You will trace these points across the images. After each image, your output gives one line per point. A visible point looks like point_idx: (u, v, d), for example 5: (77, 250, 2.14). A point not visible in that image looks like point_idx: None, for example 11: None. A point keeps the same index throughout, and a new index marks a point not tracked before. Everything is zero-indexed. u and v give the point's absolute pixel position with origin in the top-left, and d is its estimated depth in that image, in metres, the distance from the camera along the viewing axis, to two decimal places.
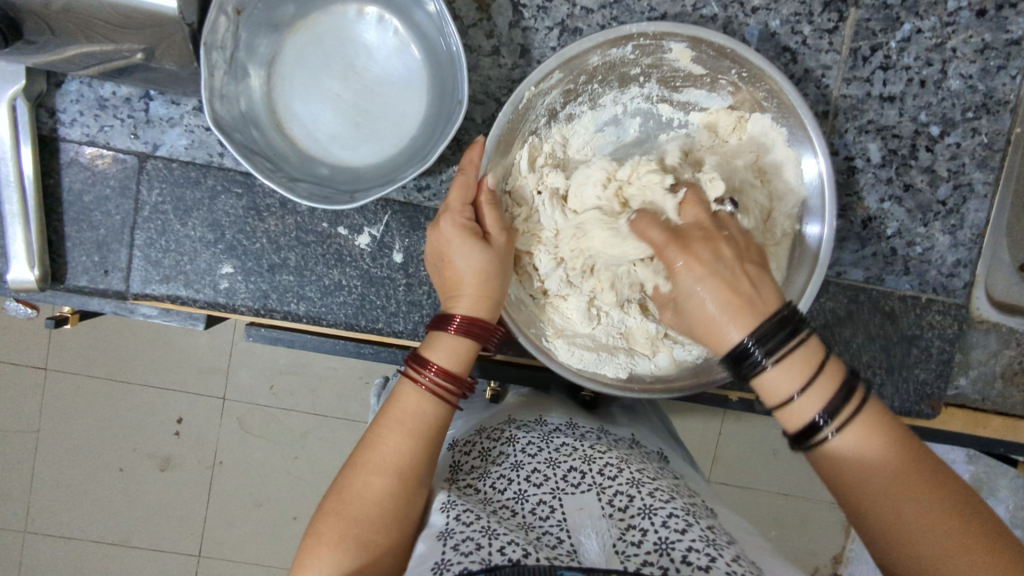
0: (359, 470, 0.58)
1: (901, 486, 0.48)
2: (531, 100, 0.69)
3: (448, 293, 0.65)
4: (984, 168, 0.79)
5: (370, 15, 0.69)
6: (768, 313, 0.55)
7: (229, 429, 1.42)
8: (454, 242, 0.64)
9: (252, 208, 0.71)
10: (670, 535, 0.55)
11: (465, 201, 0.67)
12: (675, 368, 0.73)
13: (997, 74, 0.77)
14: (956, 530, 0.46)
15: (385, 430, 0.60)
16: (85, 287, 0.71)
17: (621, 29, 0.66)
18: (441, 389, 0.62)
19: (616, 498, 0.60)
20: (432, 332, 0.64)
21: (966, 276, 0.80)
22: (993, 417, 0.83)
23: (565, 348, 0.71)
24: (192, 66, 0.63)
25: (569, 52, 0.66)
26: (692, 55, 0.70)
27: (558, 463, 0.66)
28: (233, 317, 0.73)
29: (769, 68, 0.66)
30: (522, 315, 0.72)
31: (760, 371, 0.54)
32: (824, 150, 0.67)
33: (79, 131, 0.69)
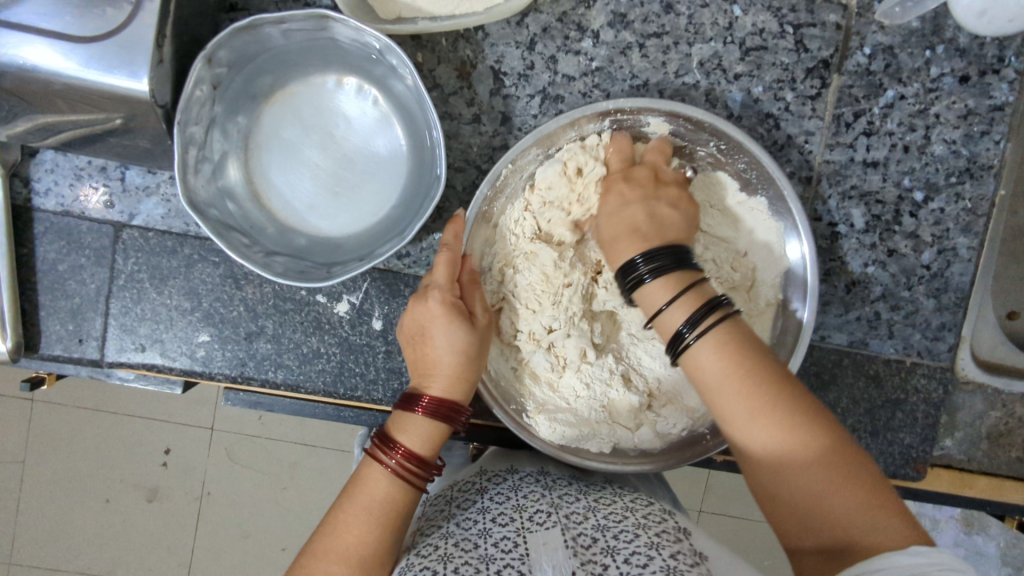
0: (322, 558, 0.58)
1: (796, 422, 0.50)
2: (507, 176, 0.69)
3: (423, 372, 0.65)
4: (967, 233, 0.78)
5: (349, 85, 0.68)
6: (699, 294, 0.56)
7: (215, 468, 1.41)
8: (436, 319, 0.63)
9: (229, 276, 0.70)
10: (631, 572, 0.55)
11: (452, 276, 0.66)
12: (659, 441, 0.72)
13: (980, 139, 0.77)
14: (846, 483, 0.49)
15: (350, 516, 0.60)
16: (60, 356, 0.70)
17: (598, 105, 0.67)
18: (409, 472, 0.61)
19: (580, 538, 0.60)
20: (401, 410, 0.63)
21: (951, 340, 0.80)
22: (979, 479, 0.82)
23: (548, 423, 0.70)
24: (167, 141, 0.62)
25: (545, 129, 0.67)
26: (670, 128, 0.70)
27: (525, 508, 0.66)
28: (210, 385, 0.72)
29: (746, 139, 0.66)
30: (501, 389, 0.72)
31: (648, 289, 0.59)
32: (808, 234, 0.67)
33: (53, 200, 0.69)
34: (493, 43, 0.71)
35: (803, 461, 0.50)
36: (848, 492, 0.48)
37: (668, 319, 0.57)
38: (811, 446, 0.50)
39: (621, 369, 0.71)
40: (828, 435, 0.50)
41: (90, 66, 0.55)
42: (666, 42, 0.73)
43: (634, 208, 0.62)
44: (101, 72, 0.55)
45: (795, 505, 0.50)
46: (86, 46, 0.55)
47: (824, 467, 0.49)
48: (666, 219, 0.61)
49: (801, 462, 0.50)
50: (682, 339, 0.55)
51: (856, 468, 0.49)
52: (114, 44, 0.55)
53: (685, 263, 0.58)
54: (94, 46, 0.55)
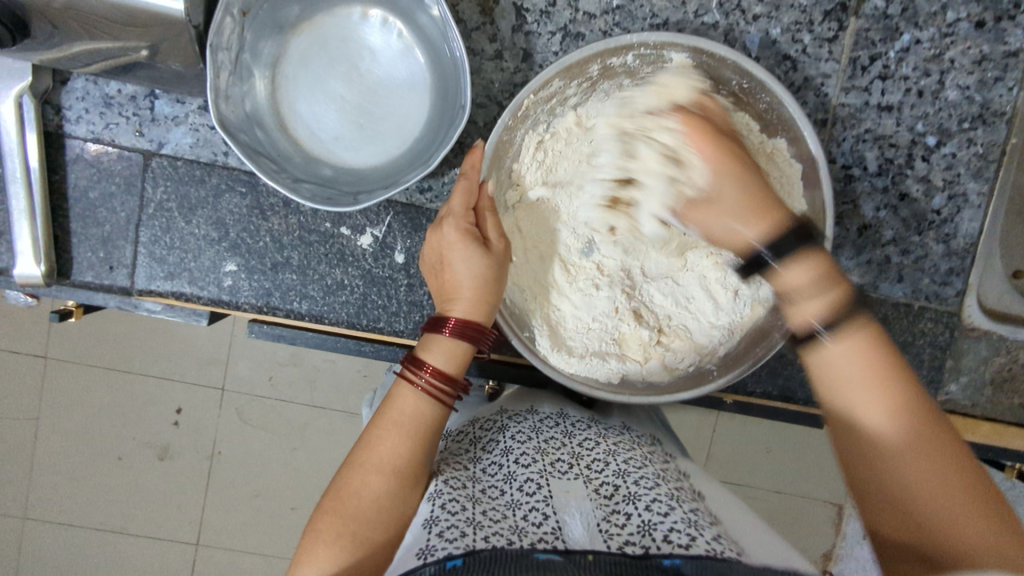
0: (358, 469, 0.60)
1: (919, 448, 0.51)
2: (530, 107, 0.70)
3: (445, 297, 0.67)
4: (978, 178, 0.80)
5: (374, 17, 0.69)
6: (849, 312, 0.55)
7: (228, 421, 1.43)
8: (454, 246, 0.65)
9: (256, 207, 0.72)
10: (653, 518, 0.58)
11: (469, 205, 0.68)
12: (666, 374, 0.74)
13: (994, 85, 0.78)
14: (928, 461, 0.51)
15: (383, 430, 0.62)
16: (91, 282, 0.72)
17: (621, 38, 0.68)
18: (436, 390, 0.63)
19: (602, 488, 0.64)
20: (426, 333, 0.66)
21: (959, 284, 0.82)
22: (982, 423, 0.84)
23: (561, 353, 0.73)
24: (198, 66, 0.63)
25: (570, 61, 0.68)
26: (692, 66, 0.71)
27: (548, 453, 0.69)
28: (236, 314, 0.73)
29: (768, 77, 0.68)
30: (516, 317, 0.73)
31: (783, 275, 0.59)
32: (824, 169, 0.68)
33: (85, 128, 0.70)
34: None
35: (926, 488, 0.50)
36: (948, 487, 0.50)
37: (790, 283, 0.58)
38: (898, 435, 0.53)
39: (632, 304, 0.73)
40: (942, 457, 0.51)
41: None
42: None
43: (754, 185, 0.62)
44: None
45: (875, 461, 0.53)
46: None
47: (933, 479, 0.50)
48: (773, 210, 0.61)
49: (912, 453, 0.52)
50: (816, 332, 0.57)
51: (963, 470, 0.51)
52: None
53: (809, 241, 0.58)
54: None
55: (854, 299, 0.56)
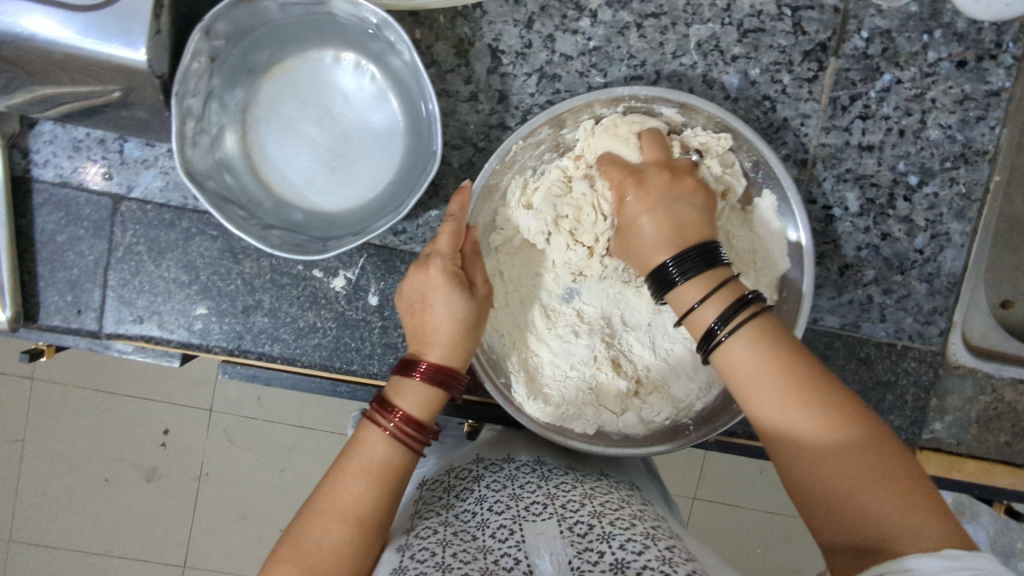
0: (318, 517, 0.59)
1: (834, 432, 0.51)
2: (518, 153, 0.70)
3: (421, 341, 0.66)
4: (961, 218, 0.79)
5: (346, 61, 0.68)
6: (730, 291, 0.57)
7: (213, 447, 1.42)
8: (438, 288, 0.64)
9: (227, 250, 0.71)
10: (627, 557, 0.55)
11: (454, 247, 0.67)
12: (641, 428, 0.73)
13: (976, 124, 0.78)
14: (852, 450, 0.50)
15: (347, 475, 0.61)
16: (58, 327, 0.70)
17: (613, 90, 0.67)
18: (406, 436, 0.62)
19: (577, 525, 0.61)
20: (398, 376, 0.65)
21: (942, 324, 0.81)
22: (968, 462, 0.84)
23: (539, 399, 0.72)
24: (165, 113, 0.62)
25: (561, 109, 0.68)
26: (684, 121, 0.70)
27: (521, 496, 0.67)
28: (207, 358, 0.72)
29: (755, 137, 0.66)
30: (493, 363, 0.73)
31: (680, 291, 0.59)
32: (805, 226, 0.67)
33: (53, 172, 0.69)
34: (491, 21, 0.72)
35: (847, 463, 0.49)
36: (877, 480, 0.48)
37: (698, 317, 0.58)
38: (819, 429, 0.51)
39: (610, 354, 0.72)
40: (851, 442, 0.50)
41: (88, 34, 0.55)
42: (664, 23, 0.73)
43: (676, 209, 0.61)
44: (99, 41, 0.55)
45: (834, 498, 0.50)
46: (84, 15, 0.55)
47: (858, 466, 0.49)
48: (692, 230, 0.61)
49: (845, 460, 0.50)
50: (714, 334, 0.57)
51: (899, 466, 0.49)
52: (114, 13, 0.55)
53: (715, 261, 0.59)
54: (92, 14, 0.55)
55: (742, 293, 0.57)
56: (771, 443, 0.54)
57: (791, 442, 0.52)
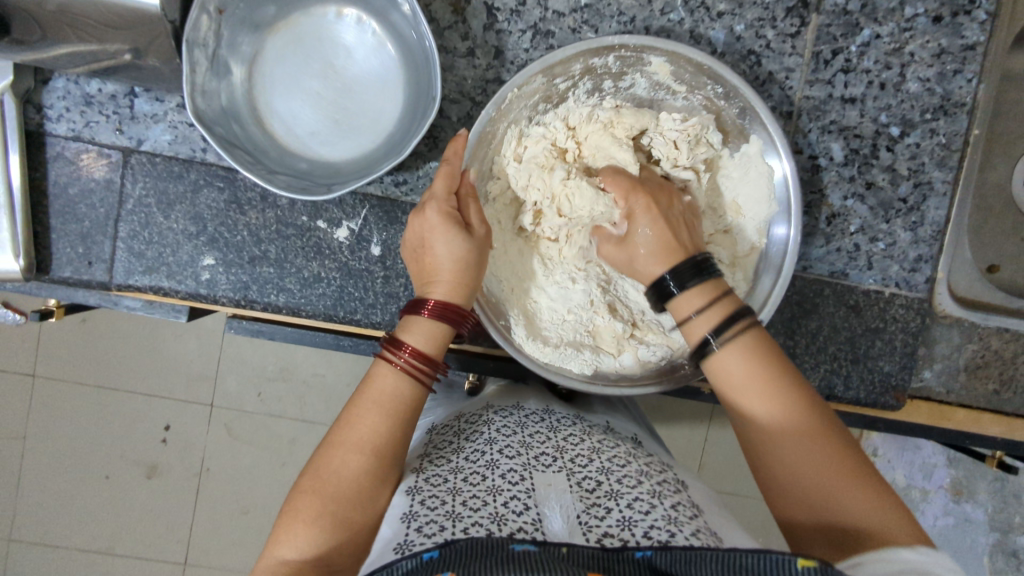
0: (337, 448, 0.60)
1: (810, 432, 0.55)
2: (513, 101, 0.71)
3: (426, 280, 0.67)
4: (942, 167, 0.82)
5: (349, 17, 0.71)
6: (727, 304, 0.60)
7: (215, 432, 1.43)
8: (435, 229, 0.66)
9: (233, 201, 0.73)
10: (634, 515, 0.58)
11: (450, 190, 0.68)
12: (639, 367, 0.75)
13: (954, 77, 0.81)
14: (829, 455, 0.54)
15: (362, 410, 0.62)
16: (70, 278, 0.72)
17: (602, 39, 0.69)
18: (416, 370, 0.63)
19: (585, 482, 0.63)
20: (406, 316, 0.66)
21: (928, 271, 0.83)
22: (958, 410, 0.85)
23: (537, 342, 0.74)
24: (176, 62, 0.65)
25: (553, 59, 0.69)
26: (671, 69, 0.72)
27: (530, 446, 0.69)
28: (214, 308, 0.74)
29: (740, 82, 0.69)
30: (493, 308, 0.74)
31: (679, 302, 0.62)
32: (787, 152, 0.70)
33: (65, 126, 0.71)
34: None
35: (818, 469, 0.53)
36: (848, 482, 0.52)
37: (694, 326, 0.61)
38: (794, 427, 0.55)
39: (606, 298, 0.74)
40: (822, 446, 0.54)
41: None
42: None
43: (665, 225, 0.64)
44: None
45: (809, 503, 0.53)
46: None
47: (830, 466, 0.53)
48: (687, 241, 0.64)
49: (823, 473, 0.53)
50: (707, 345, 0.59)
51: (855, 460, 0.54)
52: None
53: (709, 273, 0.61)
54: None
55: (740, 306, 0.60)
56: (750, 439, 0.58)
57: (773, 437, 0.56)
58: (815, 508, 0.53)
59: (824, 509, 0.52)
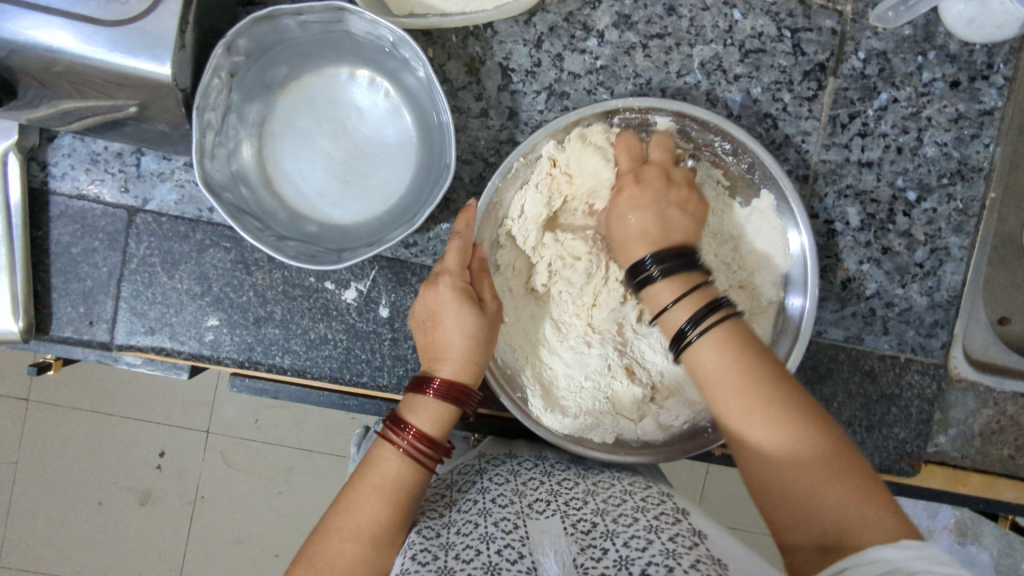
0: (334, 535, 0.58)
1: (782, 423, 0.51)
2: (521, 168, 0.72)
3: (433, 356, 0.66)
4: (959, 232, 0.81)
5: (361, 77, 0.70)
6: (704, 293, 0.57)
7: (211, 469, 1.40)
8: (446, 304, 0.65)
9: (240, 261, 0.71)
10: (631, 553, 0.55)
11: (463, 263, 0.68)
12: (660, 433, 0.73)
13: (971, 142, 0.80)
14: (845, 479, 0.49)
15: (362, 494, 0.60)
16: (70, 338, 0.71)
17: (608, 103, 0.70)
18: (418, 453, 0.62)
19: (580, 525, 0.61)
20: (412, 394, 0.65)
21: (944, 336, 0.82)
22: (972, 475, 0.84)
23: (556, 413, 0.72)
24: (185, 126, 0.63)
25: (559, 123, 0.70)
26: (677, 127, 0.73)
27: (524, 493, 0.67)
28: (217, 369, 0.73)
29: (748, 138, 0.69)
30: (509, 377, 0.73)
31: (655, 290, 0.59)
32: (805, 224, 0.69)
33: (69, 184, 0.70)
34: (502, 41, 0.74)
35: (796, 466, 0.50)
36: (845, 485, 0.48)
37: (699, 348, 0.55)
38: (787, 444, 0.51)
39: (623, 362, 0.72)
40: (811, 452, 0.50)
41: (115, 49, 0.57)
42: (669, 43, 0.76)
43: (650, 207, 0.63)
44: (125, 56, 0.57)
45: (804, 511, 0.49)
46: (111, 30, 0.57)
47: (821, 469, 0.49)
48: (671, 218, 0.62)
49: (800, 466, 0.50)
50: (683, 335, 0.56)
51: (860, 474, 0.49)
52: (139, 29, 0.57)
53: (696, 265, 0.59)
54: (117, 30, 0.57)
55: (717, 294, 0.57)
56: (783, 477, 0.50)
57: (776, 468, 0.51)
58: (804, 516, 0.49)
59: (809, 513, 0.49)
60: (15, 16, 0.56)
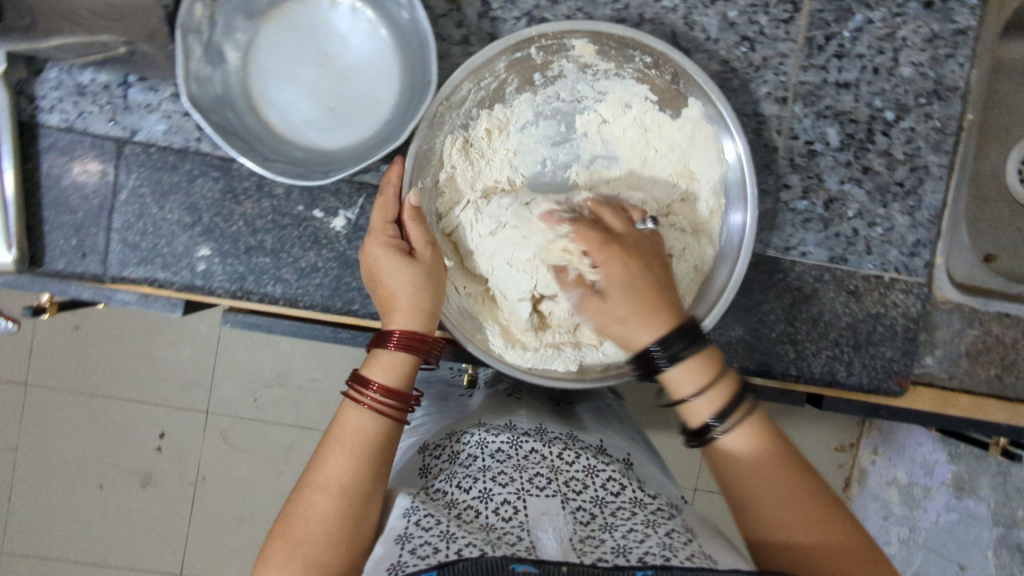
0: (305, 490, 0.60)
1: (780, 497, 0.58)
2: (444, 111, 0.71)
3: (385, 309, 0.67)
4: (938, 151, 0.82)
5: (343, 5, 0.71)
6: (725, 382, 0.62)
7: (211, 440, 1.41)
8: (383, 259, 0.66)
9: (229, 191, 0.72)
10: (630, 543, 0.59)
11: (391, 217, 0.69)
12: (621, 353, 0.74)
13: (946, 61, 0.81)
14: (818, 518, 0.56)
15: (330, 449, 0.62)
16: (63, 271, 0.72)
17: (521, 33, 0.69)
18: (383, 406, 0.63)
19: (579, 513, 0.64)
20: (370, 351, 0.66)
21: (927, 256, 0.83)
22: (961, 396, 0.85)
23: (515, 350, 0.73)
24: (169, 48, 0.64)
25: (475, 62, 0.69)
26: (595, 48, 0.73)
27: (524, 468, 0.69)
28: (210, 300, 0.73)
29: (666, 49, 0.70)
30: (466, 320, 0.74)
31: (672, 379, 0.63)
32: (738, 133, 0.70)
33: (58, 117, 0.71)
34: None
35: (783, 504, 0.58)
36: (830, 537, 0.55)
37: (669, 373, 0.62)
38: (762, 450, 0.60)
39: None
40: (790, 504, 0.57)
41: None
42: None
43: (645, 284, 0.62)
44: None
45: (788, 550, 0.56)
46: None
47: (802, 504, 0.57)
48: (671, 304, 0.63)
49: (816, 525, 0.56)
50: (707, 430, 0.62)
51: (836, 518, 0.57)
52: None
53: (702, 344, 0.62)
54: None
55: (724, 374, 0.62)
56: (774, 511, 0.58)
57: (779, 518, 0.57)
58: (794, 555, 0.56)
59: (798, 549, 0.56)
60: None
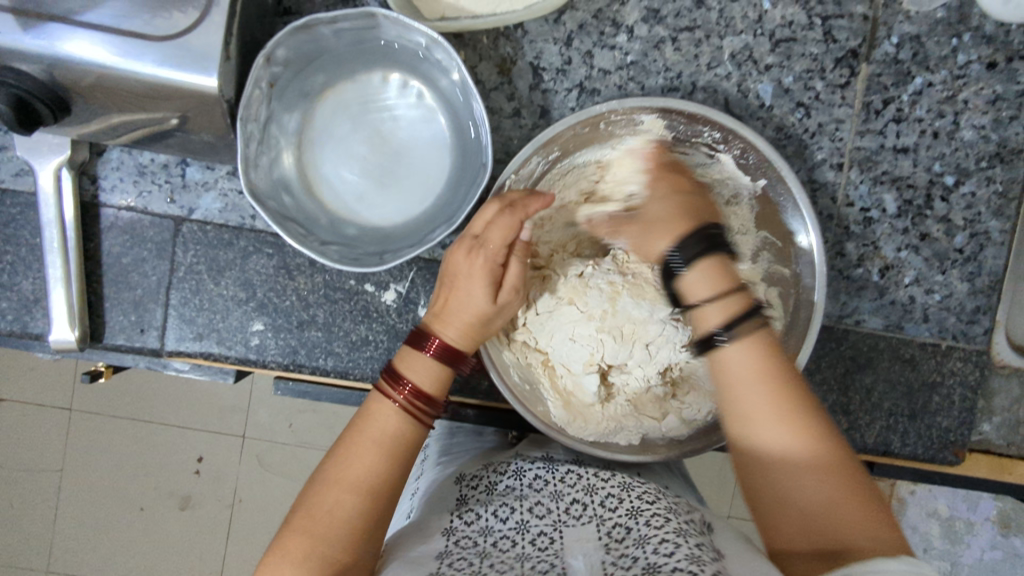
0: (333, 488, 0.57)
1: (786, 412, 0.53)
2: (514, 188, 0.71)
3: (437, 315, 0.64)
4: (999, 216, 0.80)
5: (394, 81, 0.71)
6: (742, 295, 0.56)
7: (249, 471, 1.41)
8: (471, 279, 0.63)
9: (283, 266, 0.73)
10: (658, 559, 0.52)
11: (505, 240, 0.63)
12: (685, 428, 0.73)
13: (1010, 124, 0.79)
14: (833, 485, 0.51)
15: (363, 449, 0.59)
16: (122, 345, 0.73)
17: (591, 110, 0.68)
18: (415, 409, 0.61)
19: (613, 528, 0.60)
20: (409, 348, 0.64)
21: (986, 323, 0.81)
22: (1020, 464, 0.82)
23: (579, 423, 0.71)
24: (227, 136, 0.65)
25: (543, 139, 0.68)
26: (664, 123, 0.71)
27: (561, 497, 0.66)
28: (263, 373, 0.74)
29: (736, 123, 0.67)
30: (529, 393, 0.72)
31: (702, 313, 0.57)
32: (814, 223, 0.68)
33: (119, 197, 0.72)
34: (533, 41, 0.75)
35: (796, 464, 0.52)
36: (843, 495, 0.50)
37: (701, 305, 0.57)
38: (807, 445, 0.52)
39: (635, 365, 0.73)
40: (813, 438, 0.52)
41: (164, 64, 0.57)
42: (698, 36, 0.76)
43: (677, 205, 0.62)
44: (174, 71, 0.57)
45: (807, 524, 0.50)
46: (158, 45, 0.57)
47: (810, 469, 0.51)
48: (700, 208, 0.62)
49: (793, 463, 0.52)
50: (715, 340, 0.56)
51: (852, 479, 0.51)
52: (185, 44, 0.57)
53: (713, 243, 0.58)
54: (165, 45, 0.57)
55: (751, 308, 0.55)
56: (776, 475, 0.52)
57: (798, 462, 0.52)
58: (819, 532, 0.50)
59: (828, 528, 0.49)
60: (66, 33, 0.56)
